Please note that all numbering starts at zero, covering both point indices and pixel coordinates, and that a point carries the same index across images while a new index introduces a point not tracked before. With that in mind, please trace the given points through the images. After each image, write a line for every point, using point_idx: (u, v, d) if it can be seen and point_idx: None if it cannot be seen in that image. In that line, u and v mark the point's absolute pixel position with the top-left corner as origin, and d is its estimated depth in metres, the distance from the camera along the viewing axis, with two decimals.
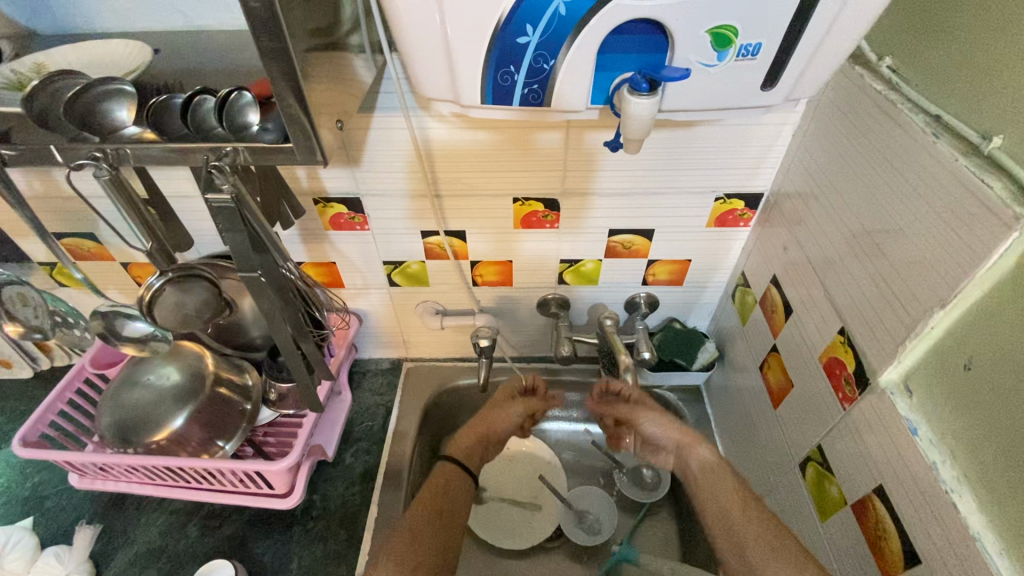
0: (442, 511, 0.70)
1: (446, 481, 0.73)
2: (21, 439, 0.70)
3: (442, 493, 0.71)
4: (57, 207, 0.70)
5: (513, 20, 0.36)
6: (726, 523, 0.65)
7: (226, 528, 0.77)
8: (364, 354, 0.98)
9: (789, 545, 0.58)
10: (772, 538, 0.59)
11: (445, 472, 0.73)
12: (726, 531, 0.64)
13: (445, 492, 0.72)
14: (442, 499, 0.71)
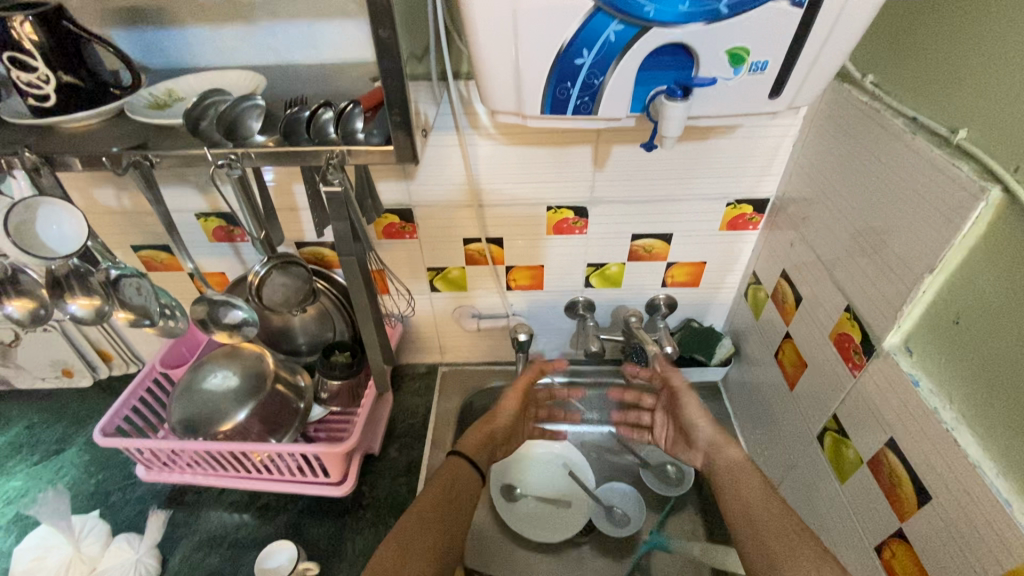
0: (435, 510, 0.68)
1: (452, 484, 0.72)
2: (101, 430, 0.77)
3: (439, 485, 0.72)
4: (140, 221, 0.79)
5: (574, 45, 0.46)
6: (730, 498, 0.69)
7: (282, 517, 0.83)
8: (402, 360, 1.05)
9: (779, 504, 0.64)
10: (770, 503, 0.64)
11: (452, 468, 0.75)
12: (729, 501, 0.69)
13: (449, 490, 0.72)
14: (443, 496, 0.71)
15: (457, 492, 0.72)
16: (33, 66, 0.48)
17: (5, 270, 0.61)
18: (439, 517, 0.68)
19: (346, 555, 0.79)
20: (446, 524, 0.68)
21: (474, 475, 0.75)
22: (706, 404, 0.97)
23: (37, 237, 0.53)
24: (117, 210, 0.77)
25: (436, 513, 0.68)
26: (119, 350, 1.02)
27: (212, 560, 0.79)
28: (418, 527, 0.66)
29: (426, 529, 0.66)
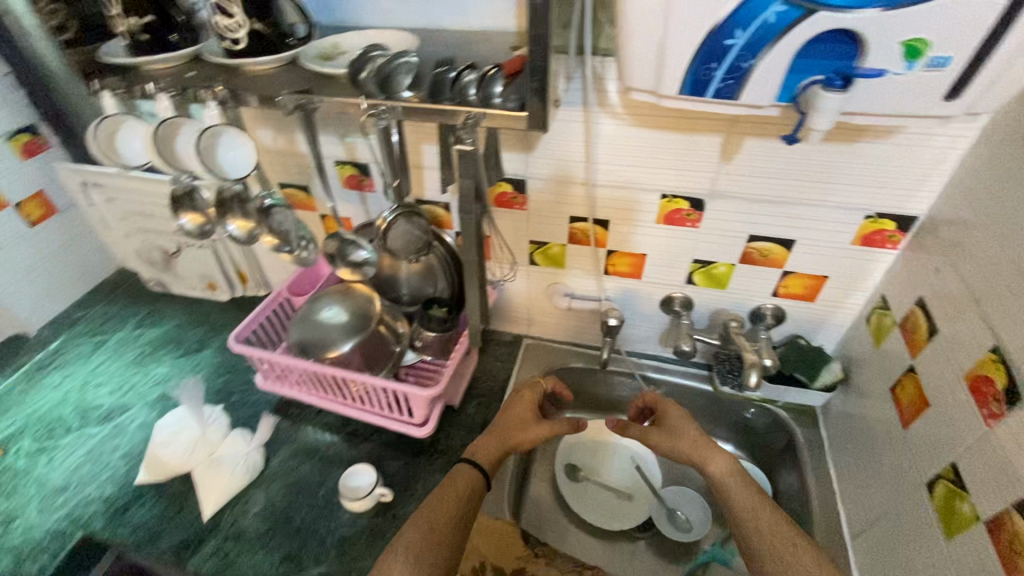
0: (439, 520, 0.67)
1: (456, 494, 0.70)
2: (234, 337, 0.90)
3: (442, 491, 0.71)
4: (288, 161, 0.88)
5: (728, 25, 0.44)
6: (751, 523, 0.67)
7: (367, 445, 0.92)
8: (491, 327, 1.09)
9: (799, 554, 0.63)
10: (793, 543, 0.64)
11: (452, 477, 0.72)
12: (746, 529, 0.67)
13: (451, 499, 0.70)
14: (446, 504, 0.69)
15: (461, 499, 0.70)
16: (231, 13, 0.56)
17: (183, 187, 0.70)
18: (442, 525, 0.67)
19: (416, 491, 0.85)
20: (452, 532, 0.67)
21: (478, 480, 0.72)
22: (798, 427, 0.91)
23: (217, 158, 0.64)
24: (272, 149, 0.87)
25: (441, 521, 0.67)
26: (253, 274, 1.17)
27: (305, 467, 0.90)
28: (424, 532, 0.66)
29: (430, 538, 0.66)
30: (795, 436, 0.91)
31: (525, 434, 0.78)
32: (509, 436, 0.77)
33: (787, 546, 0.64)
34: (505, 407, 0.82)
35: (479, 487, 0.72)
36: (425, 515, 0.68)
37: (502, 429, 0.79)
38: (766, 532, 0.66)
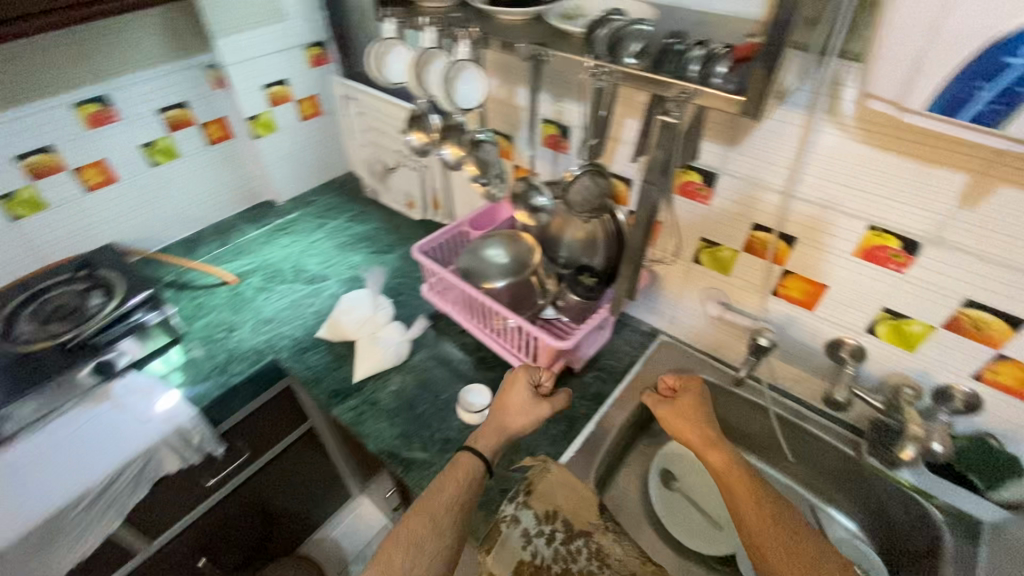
0: (434, 507, 0.71)
1: (455, 483, 0.74)
2: (418, 246, 1.06)
3: (439, 482, 0.75)
4: (503, 108, 0.98)
5: (1013, 41, 0.40)
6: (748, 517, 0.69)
7: (491, 373, 1.03)
8: (631, 313, 1.11)
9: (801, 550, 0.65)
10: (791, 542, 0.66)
11: (448, 470, 0.76)
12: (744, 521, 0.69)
13: (450, 488, 0.74)
14: (444, 491, 0.73)
15: (458, 487, 0.74)
16: None
17: (422, 110, 0.83)
18: (437, 511, 0.71)
19: None
20: (450, 520, 0.71)
21: (475, 469, 0.77)
22: (949, 533, 0.78)
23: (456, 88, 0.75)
24: (494, 95, 0.98)
25: (440, 506, 0.71)
26: (445, 203, 1.35)
27: (438, 372, 1.04)
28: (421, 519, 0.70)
29: (429, 525, 0.69)
30: (942, 541, 0.78)
31: (512, 418, 0.83)
32: (503, 424, 0.82)
33: (790, 540, 0.66)
34: (502, 394, 0.85)
35: (476, 477, 0.76)
36: (424, 503, 0.72)
37: (501, 417, 0.83)
38: (767, 521, 0.67)
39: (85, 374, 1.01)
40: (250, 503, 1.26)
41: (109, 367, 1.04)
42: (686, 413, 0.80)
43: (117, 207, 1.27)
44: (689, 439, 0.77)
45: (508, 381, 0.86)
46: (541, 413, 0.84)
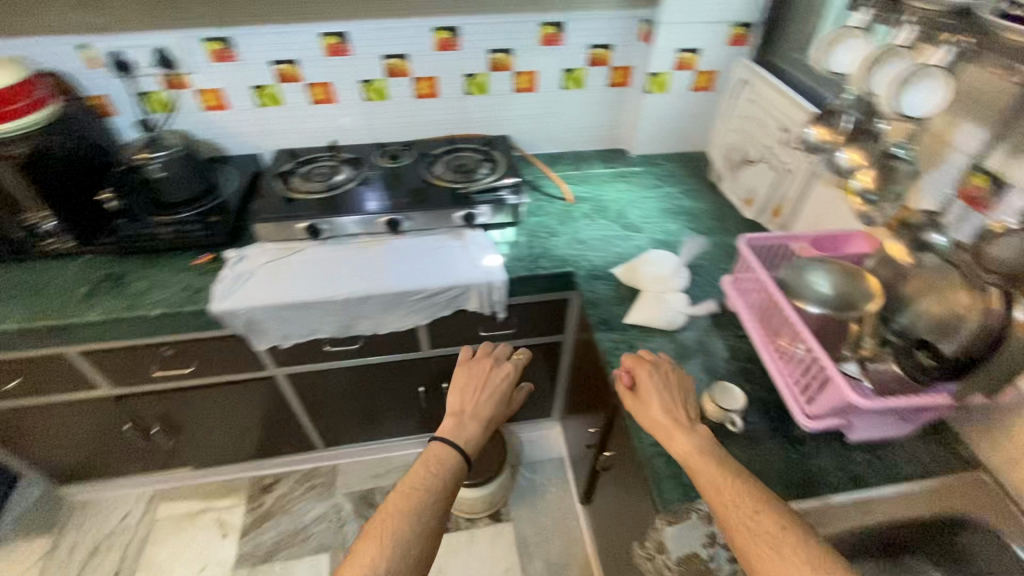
0: (415, 495, 0.82)
1: (431, 473, 0.87)
2: (747, 239, 1.07)
3: (419, 469, 0.87)
4: (935, 147, 0.91)
5: None
6: (718, 494, 0.72)
7: (751, 387, 1.02)
8: (952, 426, 0.95)
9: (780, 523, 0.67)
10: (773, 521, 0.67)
11: (429, 456, 0.89)
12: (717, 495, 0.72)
13: (426, 479, 0.85)
14: (423, 481, 0.85)
15: (438, 482, 0.85)
16: None
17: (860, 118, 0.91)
18: (421, 499, 0.82)
19: (754, 448, 0.92)
20: (427, 511, 0.80)
21: (452, 459, 0.90)
22: None
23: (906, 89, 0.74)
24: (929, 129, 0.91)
25: (417, 497, 0.82)
26: (787, 215, 1.31)
27: (700, 356, 1.08)
28: (403, 508, 0.80)
29: (406, 517, 0.78)
30: None
31: (485, 406, 1.00)
32: (476, 410, 0.98)
33: (751, 515, 0.68)
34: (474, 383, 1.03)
35: (450, 466, 0.89)
36: (408, 492, 0.82)
37: (470, 405, 1.00)
38: (730, 505, 0.70)
39: (459, 215, 1.37)
40: None
41: (472, 219, 1.38)
42: (652, 386, 0.89)
43: (527, 110, 1.62)
44: (658, 422, 0.85)
45: (475, 363, 1.07)
46: (504, 394, 1.01)
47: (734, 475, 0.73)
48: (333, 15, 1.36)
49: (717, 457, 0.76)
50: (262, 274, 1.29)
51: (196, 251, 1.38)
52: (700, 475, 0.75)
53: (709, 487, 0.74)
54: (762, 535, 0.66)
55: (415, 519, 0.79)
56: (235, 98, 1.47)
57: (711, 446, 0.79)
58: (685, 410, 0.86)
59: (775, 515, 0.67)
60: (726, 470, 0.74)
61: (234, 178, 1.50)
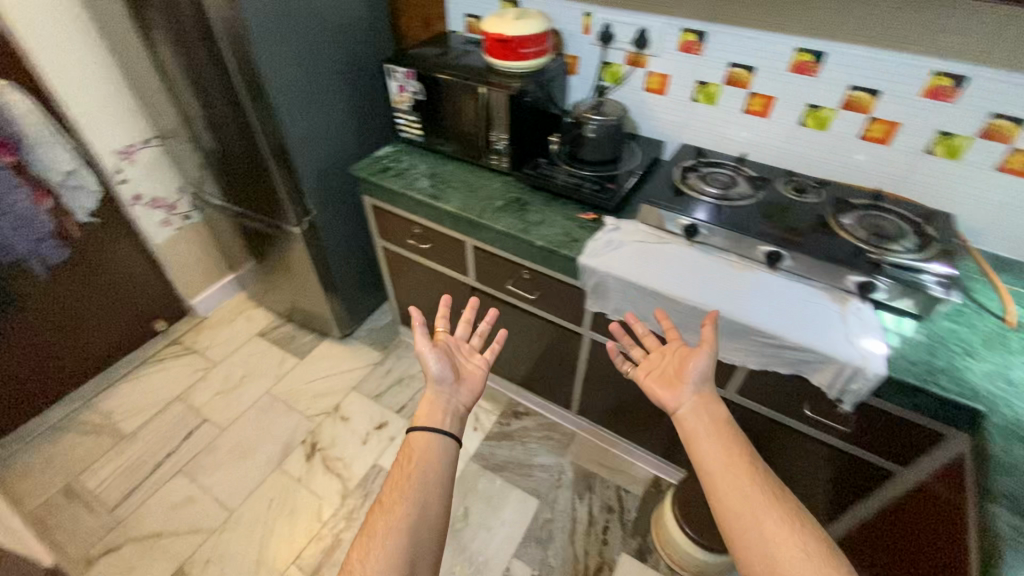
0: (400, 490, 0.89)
1: (412, 459, 0.94)
2: None
3: (408, 465, 0.93)
4: None
5: None
6: (735, 480, 0.84)
7: None
8: None
9: (788, 508, 0.81)
10: (783, 507, 0.81)
11: (414, 446, 0.95)
12: (732, 484, 0.84)
13: (410, 469, 0.92)
14: (403, 478, 0.91)
15: (413, 476, 0.91)
16: None
17: None
18: (405, 495, 0.88)
19: None
20: (408, 502, 0.87)
21: (432, 440, 0.96)
22: None
23: None
24: None
25: (397, 497, 0.88)
26: None
27: None
28: (393, 516, 0.86)
29: (395, 519, 0.85)
30: None
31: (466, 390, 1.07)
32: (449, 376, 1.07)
33: (769, 496, 0.82)
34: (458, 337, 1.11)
35: (428, 451, 0.95)
36: (400, 485, 0.89)
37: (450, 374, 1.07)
38: (743, 480, 0.83)
39: (855, 280, 1.19)
40: (792, 449, 1.39)
41: (869, 291, 1.18)
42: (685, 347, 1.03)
43: (1000, 194, 1.28)
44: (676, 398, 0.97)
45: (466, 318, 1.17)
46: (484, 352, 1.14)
47: (748, 461, 0.86)
48: (821, 32, 1.29)
49: (734, 437, 0.89)
50: (632, 250, 1.37)
51: (581, 206, 1.53)
52: (710, 455, 0.87)
53: (713, 464, 0.87)
54: (763, 522, 0.79)
55: (397, 518, 0.85)
56: (677, 87, 1.56)
57: (709, 403, 0.94)
58: (690, 371, 0.97)
59: (787, 503, 0.81)
60: (740, 454, 0.87)
61: (636, 155, 1.61)
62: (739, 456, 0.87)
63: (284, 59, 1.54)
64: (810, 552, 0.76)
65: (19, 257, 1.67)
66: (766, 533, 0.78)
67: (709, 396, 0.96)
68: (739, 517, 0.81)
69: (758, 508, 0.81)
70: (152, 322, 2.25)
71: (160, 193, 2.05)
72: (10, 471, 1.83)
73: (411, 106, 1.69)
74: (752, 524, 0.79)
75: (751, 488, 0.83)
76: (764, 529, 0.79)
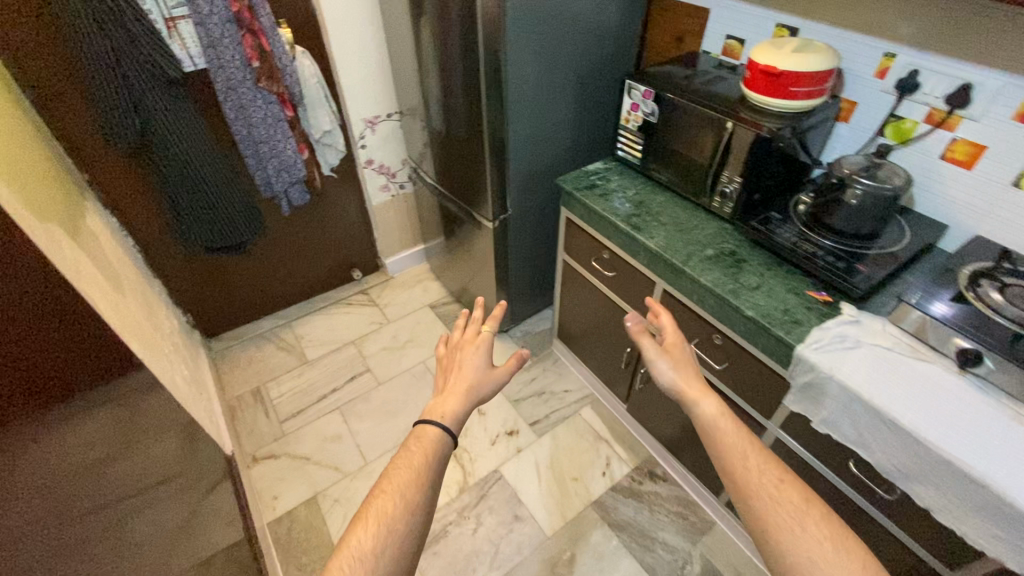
0: (408, 481, 0.84)
1: (421, 451, 0.89)
2: None
3: (415, 455, 0.88)
4: None
5: None
6: (738, 480, 0.83)
7: None
8: None
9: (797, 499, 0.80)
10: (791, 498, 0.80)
11: (428, 444, 0.90)
12: (740, 487, 0.83)
13: (416, 462, 0.88)
14: (404, 472, 0.86)
15: (418, 468, 0.86)
16: None
17: None
18: (408, 487, 0.84)
19: None
20: (416, 489, 0.84)
21: (445, 440, 0.92)
22: None
23: None
24: None
25: (399, 489, 0.83)
26: None
27: None
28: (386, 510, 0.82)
29: (395, 517, 0.81)
30: None
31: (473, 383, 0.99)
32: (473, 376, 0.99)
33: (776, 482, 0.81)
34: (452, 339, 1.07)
35: (439, 445, 0.91)
36: (395, 478, 0.85)
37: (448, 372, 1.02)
38: (750, 470, 0.83)
39: None
40: None
41: None
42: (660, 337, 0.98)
43: None
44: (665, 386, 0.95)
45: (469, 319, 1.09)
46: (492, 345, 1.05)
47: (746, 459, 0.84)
48: None
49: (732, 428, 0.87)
50: (867, 354, 1.09)
51: (810, 279, 1.27)
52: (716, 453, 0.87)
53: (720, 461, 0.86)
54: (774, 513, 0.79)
55: (392, 510, 0.82)
56: (992, 164, 1.19)
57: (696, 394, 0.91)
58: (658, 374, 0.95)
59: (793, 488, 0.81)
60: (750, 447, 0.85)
61: (902, 235, 1.28)
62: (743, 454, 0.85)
63: (529, 62, 1.56)
64: (825, 540, 0.76)
65: (275, 194, 1.95)
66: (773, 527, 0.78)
67: (691, 393, 0.91)
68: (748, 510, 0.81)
69: (759, 500, 0.80)
70: (350, 270, 2.54)
71: (388, 161, 2.28)
72: (225, 361, 2.23)
73: (639, 127, 1.58)
74: (763, 520, 0.79)
75: (757, 479, 0.82)
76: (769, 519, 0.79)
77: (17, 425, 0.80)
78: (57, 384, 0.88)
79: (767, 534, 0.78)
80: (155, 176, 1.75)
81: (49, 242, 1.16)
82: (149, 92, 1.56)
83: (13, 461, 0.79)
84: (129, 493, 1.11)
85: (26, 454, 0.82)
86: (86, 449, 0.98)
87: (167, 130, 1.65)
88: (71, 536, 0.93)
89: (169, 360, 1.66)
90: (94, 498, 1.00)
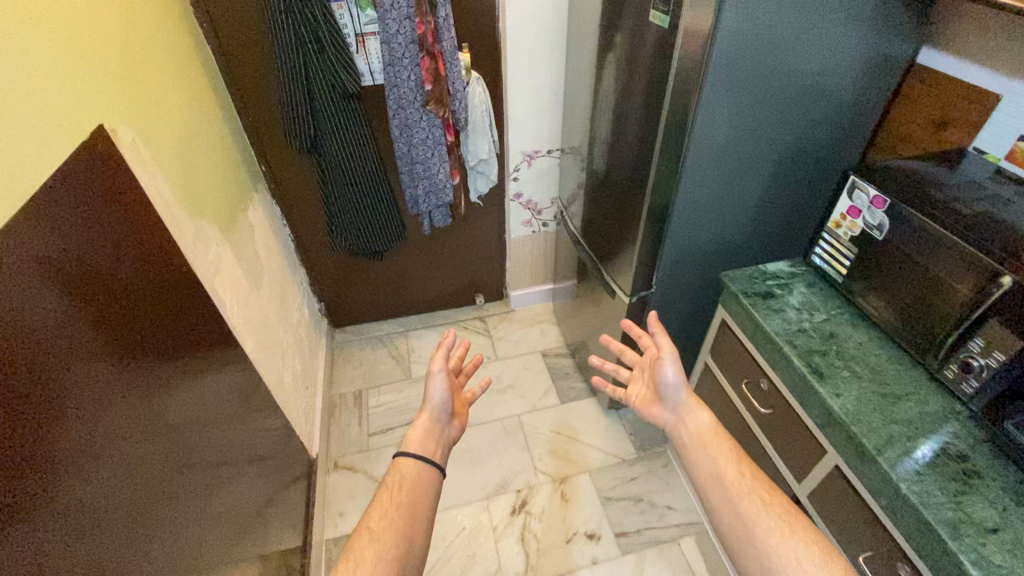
0: (391, 518, 0.85)
1: (400, 487, 0.91)
2: None
3: (395, 493, 0.89)
4: None
5: None
6: (734, 499, 0.91)
7: None
8: None
9: (789, 512, 0.88)
10: (783, 512, 0.88)
11: (404, 475, 0.93)
12: (734, 510, 0.91)
13: (399, 496, 0.89)
14: (387, 505, 0.87)
15: (405, 493, 0.90)
16: None
17: None
18: (392, 520, 0.85)
19: None
20: (400, 514, 0.86)
21: (425, 469, 0.95)
22: None
23: None
24: None
25: (389, 518, 0.85)
26: None
27: None
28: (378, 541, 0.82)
29: (378, 546, 0.81)
30: None
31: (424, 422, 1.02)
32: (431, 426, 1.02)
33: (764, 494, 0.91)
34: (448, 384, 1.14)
35: (420, 480, 0.94)
36: (377, 510, 0.86)
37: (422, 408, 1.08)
38: (739, 485, 0.93)
39: None
40: None
41: None
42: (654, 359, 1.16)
43: None
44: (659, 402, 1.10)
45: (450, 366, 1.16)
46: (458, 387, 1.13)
47: (732, 474, 0.94)
48: None
49: (726, 444, 1.00)
50: None
51: None
52: (710, 467, 0.97)
53: (716, 475, 0.96)
54: (765, 525, 0.87)
55: (386, 539, 0.82)
56: None
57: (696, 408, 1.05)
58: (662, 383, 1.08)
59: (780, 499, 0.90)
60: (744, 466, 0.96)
61: None
62: (738, 470, 0.95)
63: (726, 123, 1.27)
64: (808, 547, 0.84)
65: (421, 212, 1.92)
66: (767, 538, 0.86)
67: (691, 406, 1.06)
68: (738, 524, 0.89)
69: (752, 515, 0.89)
70: (475, 294, 2.48)
71: (538, 197, 2.14)
72: (341, 354, 2.32)
73: (854, 240, 1.20)
74: (749, 532, 0.88)
75: (749, 491, 0.91)
76: (755, 534, 0.87)
77: (153, 362, 0.92)
78: (177, 335, 1.03)
79: (757, 556, 0.86)
80: (320, 172, 1.80)
81: (197, 240, 1.23)
82: (327, 100, 1.60)
83: (163, 389, 0.94)
84: (230, 461, 1.16)
85: (169, 394, 0.96)
86: (205, 409, 1.08)
87: (337, 139, 1.69)
88: (208, 477, 1.04)
89: (285, 354, 1.72)
90: (210, 454, 1.07)
